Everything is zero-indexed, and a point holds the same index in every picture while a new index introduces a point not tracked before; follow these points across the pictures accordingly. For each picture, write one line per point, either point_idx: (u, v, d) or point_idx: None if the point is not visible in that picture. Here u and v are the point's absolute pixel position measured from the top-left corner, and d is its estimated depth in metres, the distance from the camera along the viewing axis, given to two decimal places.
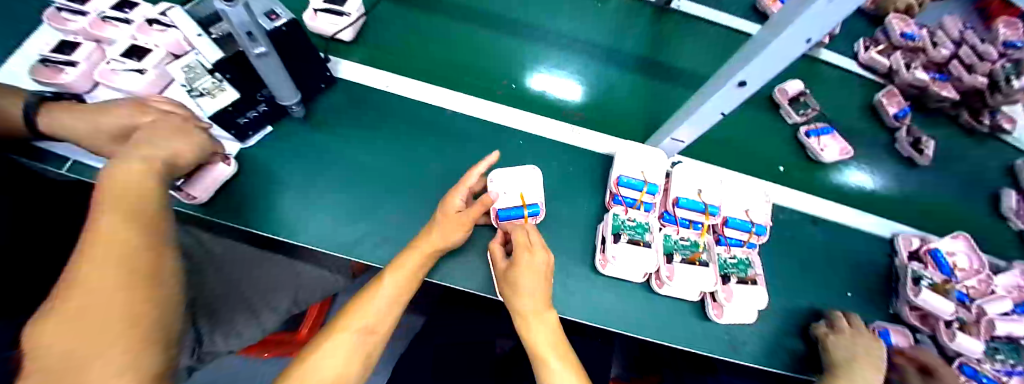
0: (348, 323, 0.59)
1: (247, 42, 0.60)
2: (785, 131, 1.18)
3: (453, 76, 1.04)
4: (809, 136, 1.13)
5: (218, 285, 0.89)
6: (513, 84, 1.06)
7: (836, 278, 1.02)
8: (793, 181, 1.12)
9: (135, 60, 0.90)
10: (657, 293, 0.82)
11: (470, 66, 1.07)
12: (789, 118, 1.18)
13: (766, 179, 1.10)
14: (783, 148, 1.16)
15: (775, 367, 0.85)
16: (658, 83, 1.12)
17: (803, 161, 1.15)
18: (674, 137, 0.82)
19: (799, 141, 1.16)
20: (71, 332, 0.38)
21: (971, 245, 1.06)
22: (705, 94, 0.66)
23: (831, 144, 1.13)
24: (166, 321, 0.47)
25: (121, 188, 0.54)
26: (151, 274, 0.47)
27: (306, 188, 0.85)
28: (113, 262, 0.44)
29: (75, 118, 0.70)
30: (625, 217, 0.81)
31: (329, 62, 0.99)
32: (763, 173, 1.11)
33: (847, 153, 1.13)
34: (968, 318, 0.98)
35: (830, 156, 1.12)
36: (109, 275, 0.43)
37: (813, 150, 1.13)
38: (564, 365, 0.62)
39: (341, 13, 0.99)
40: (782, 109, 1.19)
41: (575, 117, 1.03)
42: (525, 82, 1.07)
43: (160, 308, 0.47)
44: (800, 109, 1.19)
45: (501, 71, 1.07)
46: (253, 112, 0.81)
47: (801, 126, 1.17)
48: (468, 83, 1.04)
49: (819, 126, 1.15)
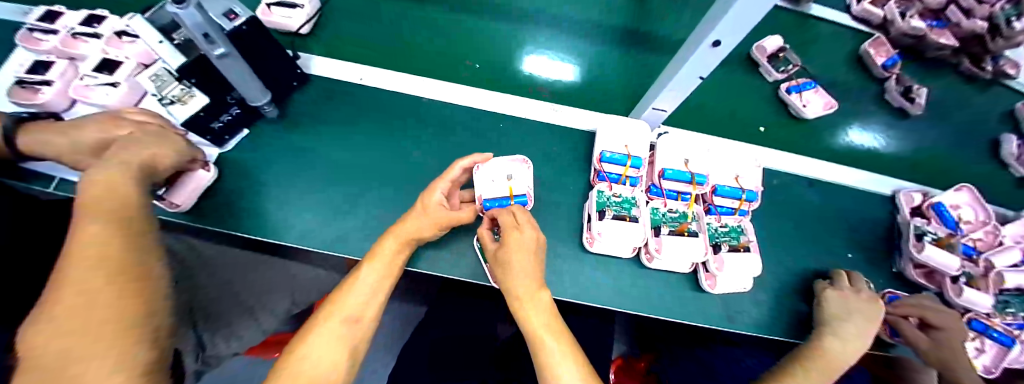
0: (332, 314, 0.60)
1: (205, 44, 0.58)
2: (764, 90, 1.14)
3: (451, 73, 1.02)
4: (790, 93, 1.10)
5: (214, 288, 0.91)
6: (477, 64, 1.03)
7: (833, 237, 1.01)
8: (774, 140, 1.09)
9: (107, 73, 0.89)
10: (647, 267, 0.81)
11: (436, 50, 1.04)
12: (769, 76, 1.14)
13: (741, 140, 1.07)
14: (764, 107, 1.12)
15: (775, 334, 0.84)
16: (639, 52, 1.09)
17: (786, 120, 1.12)
18: (655, 106, 0.80)
19: (780, 98, 1.13)
20: (64, 336, 0.39)
21: (975, 196, 1.03)
22: (683, 57, 0.63)
23: (815, 99, 1.12)
24: (160, 318, 0.47)
25: (98, 196, 0.53)
26: (142, 276, 0.48)
27: (287, 189, 0.85)
28: (101, 264, 0.45)
29: (51, 136, 0.69)
30: (611, 193, 0.80)
31: (300, 59, 0.97)
32: (738, 135, 1.08)
33: (831, 107, 1.11)
34: (975, 273, 0.95)
35: (813, 112, 1.10)
36: (98, 279, 0.43)
37: (795, 107, 1.10)
38: (561, 346, 0.59)
39: (294, 5, 0.97)
40: (761, 68, 1.15)
41: (542, 94, 1.01)
42: (490, 60, 1.04)
43: (152, 305, 0.47)
44: (780, 66, 1.15)
45: (462, 50, 1.05)
46: (226, 116, 0.80)
47: (782, 84, 1.13)
48: (434, 65, 1.02)
49: (801, 82, 1.12)
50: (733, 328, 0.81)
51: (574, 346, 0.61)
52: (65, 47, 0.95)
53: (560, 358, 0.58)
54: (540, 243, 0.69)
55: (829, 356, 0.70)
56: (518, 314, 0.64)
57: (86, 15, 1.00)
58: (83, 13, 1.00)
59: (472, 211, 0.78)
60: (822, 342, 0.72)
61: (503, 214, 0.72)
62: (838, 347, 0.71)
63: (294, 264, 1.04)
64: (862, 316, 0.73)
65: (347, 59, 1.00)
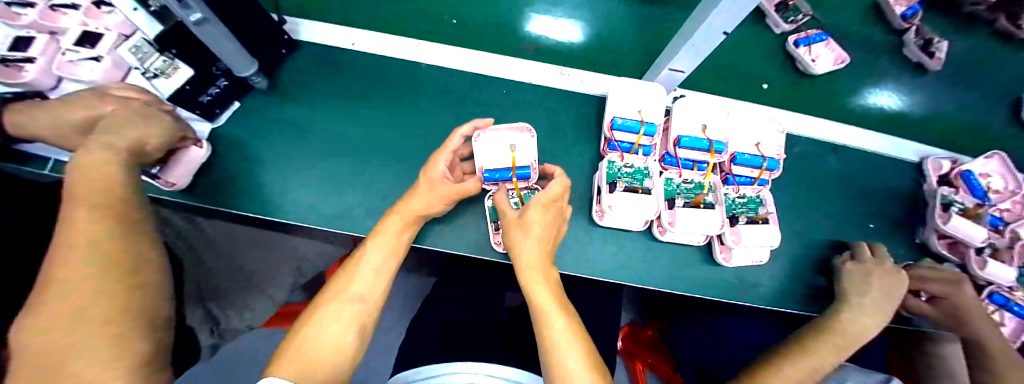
0: (335, 294, 0.58)
1: (180, 9, 0.53)
2: (771, 44, 1.03)
3: (433, 32, 0.93)
4: (798, 46, 0.98)
5: (218, 266, 0.92)
6: (454, 20, 0.93)
7: (855, 208, 0.96)
8: (774, 99, 1.02)
9: (88, 47, 0.84)
10: (659, 240, 0.78)
11: (410, 4, 0.92)
12: (777, 29, 1.01)
13: (737, 98, 1.02)
14: (767, 59, 1.02)
15: (788, 306, 0.82)
16: (646, 7, 0.97)
17: (792, 77, 1.02)
18: (671, 68, 0.73)
19: (786, 51, 1.02)
20: (59, 333, 0.37)
21: (1007, 164, 0.97)
22: (706, 8, 0.56)
23: (824, 54, 1.00)
24: (154, 307, 0.46)
25: (88, 185, 0.50)
26: (137, 264, 0.46)
27: (285, 166, 0.82)
28: (89, 252, 0.43)
29: (35, 114, 0.66)
30: (622, 163, 0.75)
31: (288, 24, 0.90)
32: (737, 92, 1.02)
33: (842, 62, 1.01)
34: (1000, 244, 0.91)
35: (823, 67, 0.98)
36: (94, 273, 0.42)
37: (803, 62, 0.99)
38: (565, 325, 0.56)
39: None
40: (768, 19, 1.01)
41: (527, 52, 0.93)
42: (467, 15, 0.93)
43: (146, 294, 0.45)
44: (790, 16, 0.99)
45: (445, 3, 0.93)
46: (214, 88, 0.76)
47: (790, 36, 1.00)
48: (406, 25, 0.93)
49: (811, 34, 0.99)
50: (747, 300, 0.79)
51: (577, 325, 0.58)
52: (44, 20, 0.89)
53: (564, 338, 0.54)
54: (563, 214, 0.68)
55: (849, 327, 0.68)
56: (523, 288, 0.62)
57: None
58: None
59: (477, 181, 0.74)
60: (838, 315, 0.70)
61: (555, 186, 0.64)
62: (854, 319, 0.69)
63: (296, 238, 1.01)
64: (883, 285, 0.71)
65: (318, 19, 0.92)
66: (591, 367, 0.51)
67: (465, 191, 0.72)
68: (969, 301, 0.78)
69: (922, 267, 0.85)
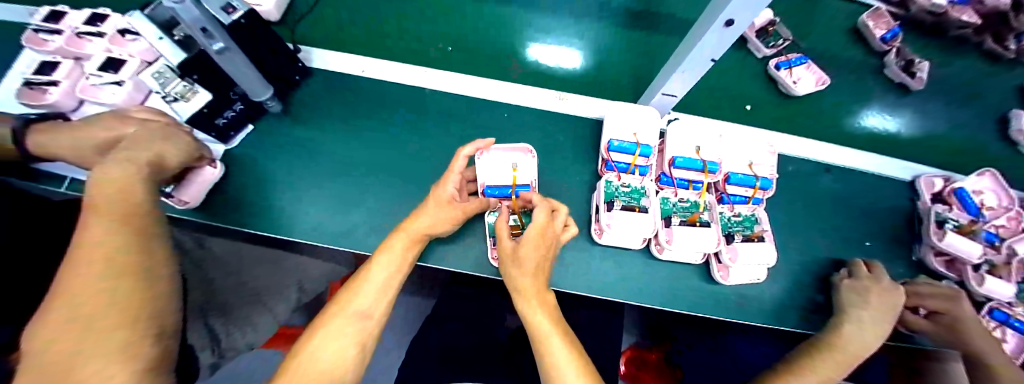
0: (338, 311, 0.59)
1: (204, 39, 0.57)
2: (753, 68, 1.08)
3: (434, 59, 1.00)
4: (780, 69, 1.03)
5: (224, 286, 0.96)
6: (448, 47, 1.01)
7: (851, 227, 0.98)
8: (764, 118, 1.05)
9: (111, 72, 0.88)
10: (657, 259, 0.79)
11: (410, 33, 1.02)
12: (759, 53, 1.07)
13: (726, 119, 1.04)
14: (752, 82, 1.07)
15: (789, 324, 0.82)
16: (636, 33, 1.05)
17: (773, 97, 1.06)
18: (665, 92, 0.77)
19: (769, 74, 1.07)
20: (67, 343, 0.38)
21: (999, 181, 0.99)
22: (694, 37, 0.60)
23: (806, 76, 1.06)
24: (163, 315, 0.47)
25: (105, 197, 0.52)
26: (149, 276, 0.48)
27: (293, 184, 0.84)
28: (104, 265, 0.44)
29: (57, 135, 0.69)
30: (619, 183, 0.78)
31: (301, 52, 0.95)
32: (726, 114, 1.04)
33: (823, 83, 1.06)
34: (998, 261, 0.92)
35: (804, 88, 1.04)
36: (106, 289, 0.43)
37: (785, 84, 1.04)
38: (564, 345, 0.57)
39: None
40: (750, 44, 1.07)
41: (514, 74, 0.99)
42: (462, 44, 1.01)
43: (157, 302, 0.47)
44: (770, 40, 1.06)
45: (449, 33, 1.02)
46: (230, 112, 0.80)
47: (770, 60, 1.06)
48: (405, 50, 1.00)
49: (791, 57, 1.05)
50: (746, 318, 0.80)
51: (576, 345, 0.59)
52: (70, 47, 0.93)
53: (563, 357, 0.55)
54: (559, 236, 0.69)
55: (849, 343, 0.68)
56: (523, 308, 0.63)
57: (89, 13, 0.98)
58: (86, 12, 0.98)
59: (480, 202, 0.77)
60: (839, 331, 0.71)
61: (540, 208, 0.66)
62: (855, 336, 0.69)
63: (303, 258, 1.02)
64: (881, 302, 0.72)
65: (327, 47, 0.98)
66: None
67: (478, 208, 0.77)
68: (969, 316, 0.78)
69: (920, 282, 0.87)
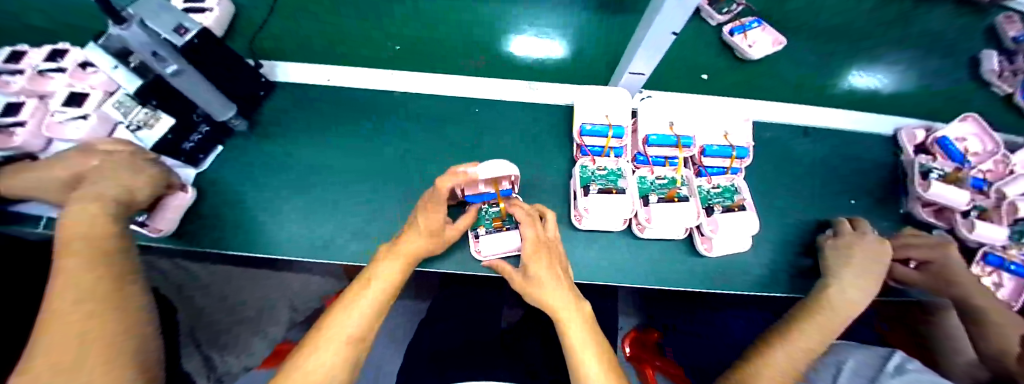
0: (337, 320, 0.53)
1: (156, 62, 0.59)
2: (710, 37, 1.07)
3: (393, 62, 0.99)
4: (733, 34, 1.03)
5: (211, 309, 0.97)
6: (398, 46, 1.00)
7: (836, 186, 0.98)
8: (722, 84, 1.04)
9: (75, 106, 0.86)
10: (640, 238, 0.79)
11: (356, 36, 1.00)
12: (711, 21, 1.05)
13: (686, 91, 1.02)
14: (708, 52, 1.06)
15: (780, 290, 0.82)
16: (601, 15, 1.04)
17: (730, 63, 1.05)
18: (632, 71, 0.76)
19: (723, 41, 1.06)
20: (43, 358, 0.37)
21: (982, 125, 0.99)
22: (653, 10, 0.59)
23: (762, 38, 1.04)
24: (132, 326, 0.46)
25: (72, 236, 0.51)
26: (122, 296, 0.48)
27: (271, 201, 0.83)
28: (75, 289, 0.44)
29: (15, 178, 0.66)
30: (595, 167, 0.77)
31: (264, 67, 0.94)
32: (682, 84, 1.02)
33: (779, 43, 1.05)
34: (987, 205, 0.93)
35: (759, 51, 1.02)
36: (83, 330, 0.41)
37: (740, 48, 1.03)
38: (583, 332, 0.58)
39: (202, 9, 0.92)
40: (703, 13, 1.06)
41: (470, 67, 0.98)
42: (409, 41, 1.01)
43: (124, 316, 0.46)
44: (723, 7, 1.05)
45: (409, 34, 1.01)
46: (196, 135, 0.79)
47: (725, 26, 1.05)
48: (359, 53, 0.98)
49: (745, 21, 1.04)
50: (735, 290, 0.80)
51: (596, 333, 0.60)
52: (33, 85, 0.90)
53: (581, 341, 0.57)
54: (553, 238, 0.72)
55: (834, 303, 0.68)
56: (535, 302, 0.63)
57: (49, 50, 0.96)
58: (46, 48, 0.96)
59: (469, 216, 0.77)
60: (825, 292, 0.71)
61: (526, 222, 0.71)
62: (840, 295, 0.69)
63: (286, 275, 1.03)
64: (868, 257, 0.73)
65: (289, 59, 0.97)
66: (604, 357, 0.55)
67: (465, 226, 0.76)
68: (959, 264, 0.78)
69: (906, 234, 0.87)
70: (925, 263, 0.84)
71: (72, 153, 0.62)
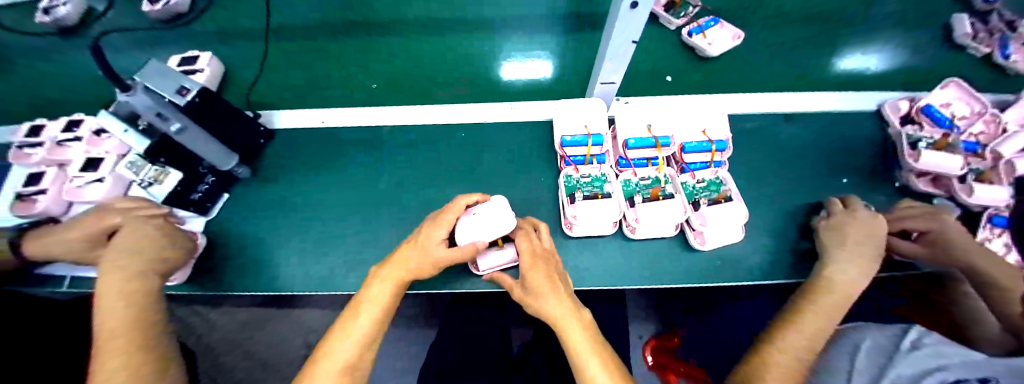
0: (334, 344, 0.56)
1: (160, 122, 0.63)
2: (671, 39, 1.12)
3: (371, 99, 1.04)
4: (691, 35, 1.07)
5: (233, 354, 1.05)
6: (375, 84, 1.06)
7: (824, 167, 0.99)
8: (685, 86, 1.06)
9: (91, 171, 0.92)
10: (633, 238, 0.81)
11: (337, 80, 1.06)
12: (670, 25, 1.12)
13: (656, 93, 1.04)
14: (671, 54, 1.10)
15: (782, 276, 0.82)
16: (569, 33, 1.10)
17: (691, 62, 1.09)
18: (603, 81, 0.80)
19: (684, 42, 1.11)
20: None
21: (964, 89, 1.00)
22: (611, 23, 0.63)
23: (721, 35, 1.09)
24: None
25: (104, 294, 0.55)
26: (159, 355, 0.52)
27: (276, 241, 0.87)
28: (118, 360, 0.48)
29: (38, 245, 0.71)
30: (579, 175, 0.81)
31: (262, 116, 1.00)
32: (649, 87, 1.05)
33: (739, 37, 1.10)
34: (984, 167, 0.91)
35: (718, 48, 1.06)
36: None
37: (699, 47, 1.07)
38: (584, 337, 0.59)
39: (194, 71, 0.99)
40: (661, 18, 1.12)
41: (446, 97, 1.04)
42: (386, 79, 1.07)
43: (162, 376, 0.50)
44: (679, 12, 1.11)
45: (385, 72, 1.07)
46: (203, 185, 0.84)
47: (684, 28, 1.10)
48: (338, 96, 1.04)
49: (702, 22, 1.08)
50: (735, 281, 0.80)
51: (597, 337, 0.61)
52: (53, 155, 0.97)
53: (584, 346, 0.58)
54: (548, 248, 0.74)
55: (836, 283, 0.68)
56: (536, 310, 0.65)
57: (65, 121, 1.03)
58: (63, 120, 1.04)
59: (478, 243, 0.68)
60: (824, 274, 0.71)
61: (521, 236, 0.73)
62: (841, 276, 0.69)
63: (297, 311, 1.09)
64: (863, 234, 0.73)
65: (280, 108, 1.02)
66: (603, 357, 0.56)
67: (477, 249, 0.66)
68: (956, 232, 0.78)
69: (903, 208, 0.87)
70: (920, 233, 0.83)
71: (87, 216, 0.67)
